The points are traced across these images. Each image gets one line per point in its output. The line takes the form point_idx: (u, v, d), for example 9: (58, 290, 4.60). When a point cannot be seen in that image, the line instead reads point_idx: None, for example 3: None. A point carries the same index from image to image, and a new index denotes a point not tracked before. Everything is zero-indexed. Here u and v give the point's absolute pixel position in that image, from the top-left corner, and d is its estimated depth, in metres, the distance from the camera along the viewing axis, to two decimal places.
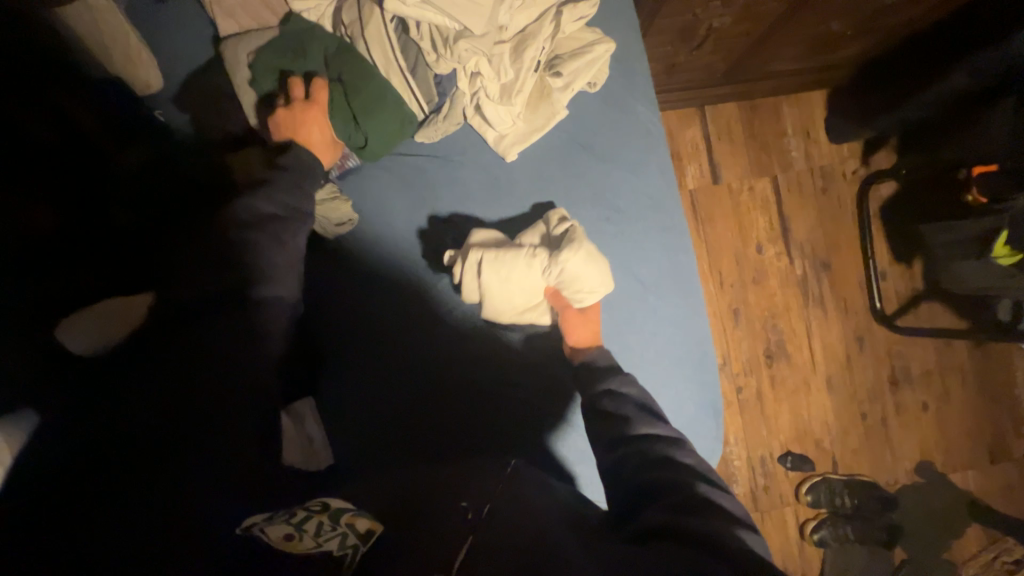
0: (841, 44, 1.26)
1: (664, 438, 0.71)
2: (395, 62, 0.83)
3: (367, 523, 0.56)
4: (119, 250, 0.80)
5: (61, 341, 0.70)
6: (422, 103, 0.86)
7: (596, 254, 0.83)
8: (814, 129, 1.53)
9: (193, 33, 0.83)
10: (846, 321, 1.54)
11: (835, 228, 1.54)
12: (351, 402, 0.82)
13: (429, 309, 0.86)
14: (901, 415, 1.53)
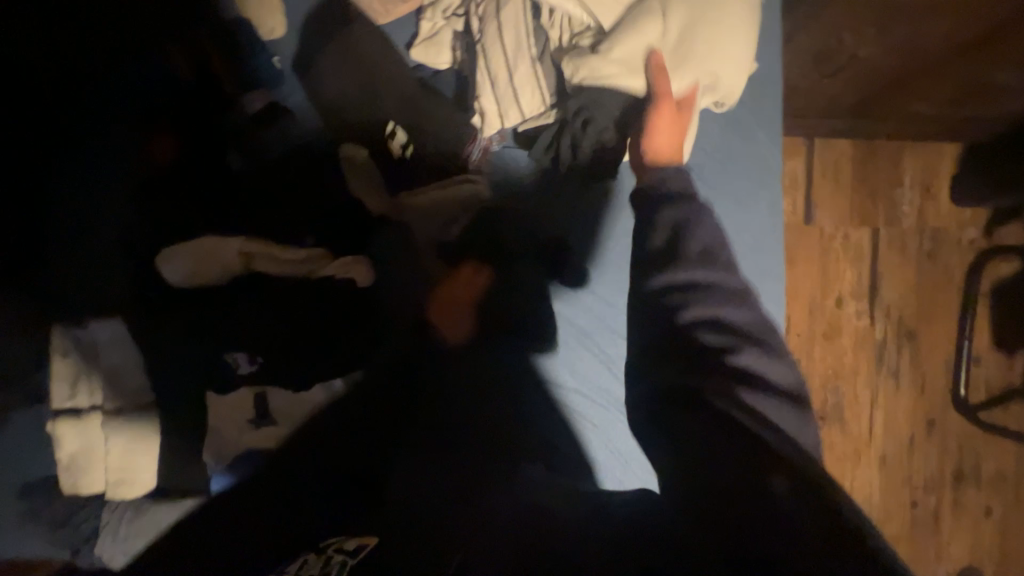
0: (999, 97, 1.09)
1: (718, 293, 0.65)
2: (526, 47, 0.79)
3: (358, 542, 0.61)
4: (217, 184, 0.81)
5: (163, 268, 0.77)
6: (546, 97, 0.80)
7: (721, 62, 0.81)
8: (937, 185, 1.37)
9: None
10: (919, 401, 1.40)
11: (933, 298, 1.39)
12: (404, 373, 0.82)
13: (498, 302, 0.83)
14: (957, 515, 1.39)
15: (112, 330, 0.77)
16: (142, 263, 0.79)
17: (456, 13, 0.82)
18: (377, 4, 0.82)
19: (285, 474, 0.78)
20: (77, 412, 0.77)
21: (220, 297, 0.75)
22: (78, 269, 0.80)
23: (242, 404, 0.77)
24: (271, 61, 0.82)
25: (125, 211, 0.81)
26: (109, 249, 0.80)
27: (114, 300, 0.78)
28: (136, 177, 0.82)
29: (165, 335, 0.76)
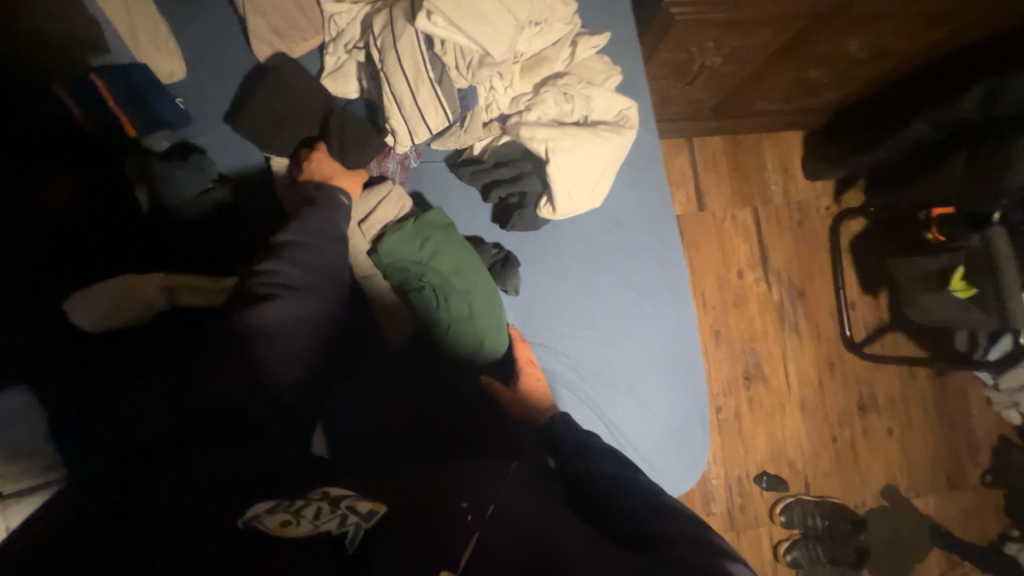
0: (818, 90, 1.37)
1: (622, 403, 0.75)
2: (424, 71, 0.69)
3: (369, 506, 0.53)
4: (123, 229, 0.76)
5: (72, 315, 0.70)
6: (449, 117, 0.71)
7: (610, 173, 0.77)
8: (792, 167, 1.65)
9: (212, 17, 0.81)
10: (819, 348, 1.62)
11: (810, 259, 1.64)
12: (366, 389, 0.75)
13: (437, 307, 0.76)
14: (868, 440, 1.60)
15: (16, 402, 0.63)
16: (39, 319, 0.72)
17: (357, 46, 0.79)
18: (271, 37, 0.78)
19: (215, 472, 0.57)
20: None
21: (155, 332, 0.70)
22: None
23: None
24: (173, 104, 0.78)
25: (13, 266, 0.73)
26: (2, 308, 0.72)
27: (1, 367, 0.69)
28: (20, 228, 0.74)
29: (71, 387, 0.66)
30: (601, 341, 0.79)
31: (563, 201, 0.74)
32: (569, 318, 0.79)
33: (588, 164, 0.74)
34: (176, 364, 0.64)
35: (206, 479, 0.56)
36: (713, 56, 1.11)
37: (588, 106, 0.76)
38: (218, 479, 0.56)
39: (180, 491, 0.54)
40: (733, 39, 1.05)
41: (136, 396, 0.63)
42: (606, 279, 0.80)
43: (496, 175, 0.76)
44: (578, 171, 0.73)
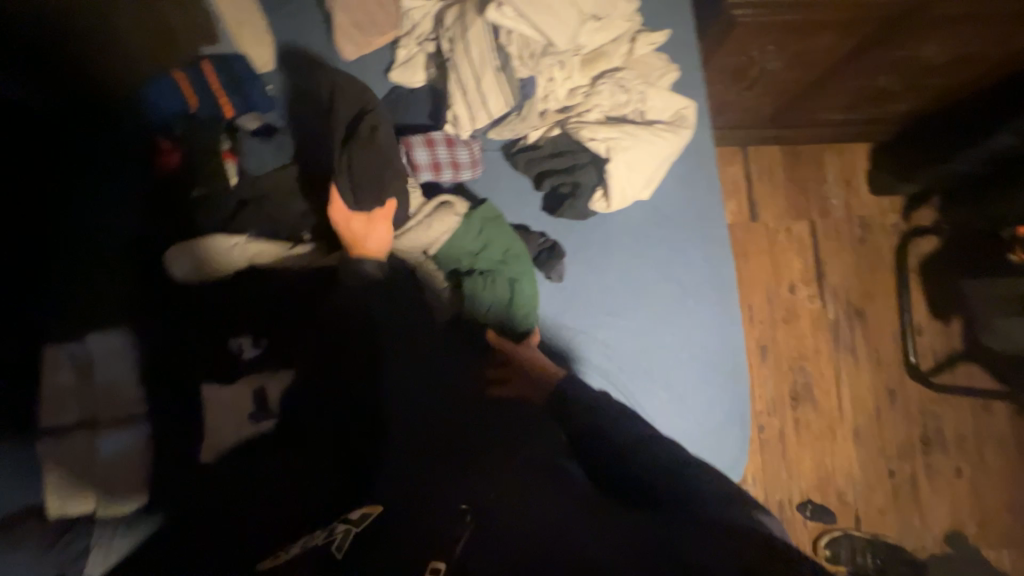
0: (889, 99, 1.30)
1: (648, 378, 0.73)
2: (490, 61, 0.71)
3: (361, 513, 0.60)
4: (189, 207, 0.77)
5: (169, 265, 0.74)
6: (510, 102, 0.73)
7: (662, 170, 0.77)
8: (856, 180, 1.56)
9: (296, 10, 0.85)
10: (877, 373, 1.51)
11: (871, 278, 1.54)
12: (407, 378, 0.75)
13: (484, 292, 0.78)
14: (931, 478, 1.47)
15: (113, 343, 0.75)
16: (120, 275, 0.77)
17: (427, 38, 0.80)
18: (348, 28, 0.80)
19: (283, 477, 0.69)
20: (68, 431, 0.73)
21: (201, 306, 0.75)
22: (58, 290, 0.77)
23: (242, 400, 0.73)
24: (263, 91, 0.80)
25: (100, 223, 0.79)
26: (89, 260, 0.78)
27: (93, 315, 0.76)
28: (110, 187, 0.80)
29: (152, 340, 0.75)
30: (640, 335, 0.79)
31: (616, 193, 0.75)
32: (609, 309, 0.80)
33: (642, 157, 0.74)
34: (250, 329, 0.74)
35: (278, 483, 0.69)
36: (773, 60, 1.09)
37: (643, 101, 0.76)
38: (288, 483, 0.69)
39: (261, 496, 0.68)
40: (796, 43, 1.03)
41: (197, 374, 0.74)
42: (647, 272, 0.80)
43: (551, 165, 0.77)
44: (631, 166, 0.74)
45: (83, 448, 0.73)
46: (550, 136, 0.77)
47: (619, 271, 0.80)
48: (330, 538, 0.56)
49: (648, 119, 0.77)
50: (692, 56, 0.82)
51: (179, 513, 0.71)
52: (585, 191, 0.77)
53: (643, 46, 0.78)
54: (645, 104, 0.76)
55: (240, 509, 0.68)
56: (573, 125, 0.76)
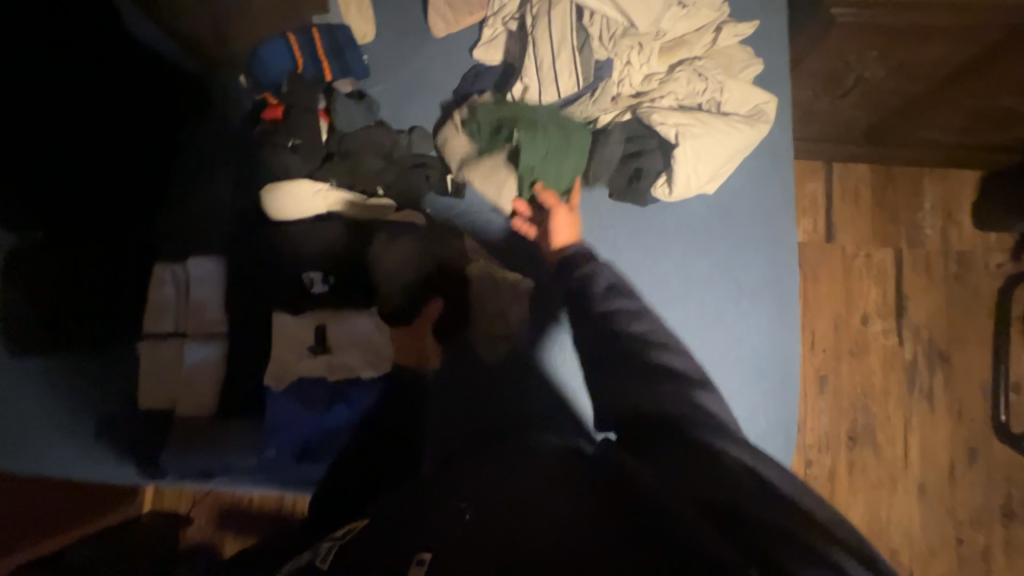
0: (1011, 123, 1.16)
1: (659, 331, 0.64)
2: (569, 39, 0.74)
3: (345, 528, 0.61)
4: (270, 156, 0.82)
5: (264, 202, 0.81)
6: (580, 82, 0.76)
7: (730, 164, 0.75)
8: (958, 211, 1.41)
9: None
10: (956, 427, 1.35)
11: (964, 321, 1.38)
12: (442, 384, 0.79)
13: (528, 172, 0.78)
14: (1009, 556, 1.30)
15: (204, 268, 0.85)
16: (219, 209, 0.88)
17: (512, 19, 0.85)
18: (442, 7, 0.86)
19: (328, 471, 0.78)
20: (163, 337, 0.85)
21: (267, 281, 0.83)
22: (172, 217, 0.90)
23: (303, 333, 0.80)
24: (361, 59, 0.87)
25: (206, 163, 0.90)
26: (195, 195, 0.90)
27: (195, 242, 0.88)
28: (218, 132, 0.91)
29: (236, 269, 0.85)
30: (689, 329, 0.77)
31: (680, 181, 0.75)
32: (658, 299, 0.78)
33: (712, 147, 0.73)
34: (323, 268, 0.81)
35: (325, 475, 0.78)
36: (874, 68, 1.02)
37: (720, 91, 0.75)
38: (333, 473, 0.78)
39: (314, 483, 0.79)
40: (903, 51, 0.96)
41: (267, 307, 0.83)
42: (702, 268, 0.79)
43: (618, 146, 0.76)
44: (699, 156, 0.73)
45: (172, 352, 0.85)
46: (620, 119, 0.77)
47: (674, 263, 0.79)
48: (313, 556, 0.56)
49: (724, 110, 0.75)
50: (781, 50, 0.79)
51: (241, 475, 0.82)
52: (647, 178, 0.76)
53: (728, 37, 0.77)
54: (722, 94, 0.75)
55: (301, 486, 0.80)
56: (645, 109, 0.76)
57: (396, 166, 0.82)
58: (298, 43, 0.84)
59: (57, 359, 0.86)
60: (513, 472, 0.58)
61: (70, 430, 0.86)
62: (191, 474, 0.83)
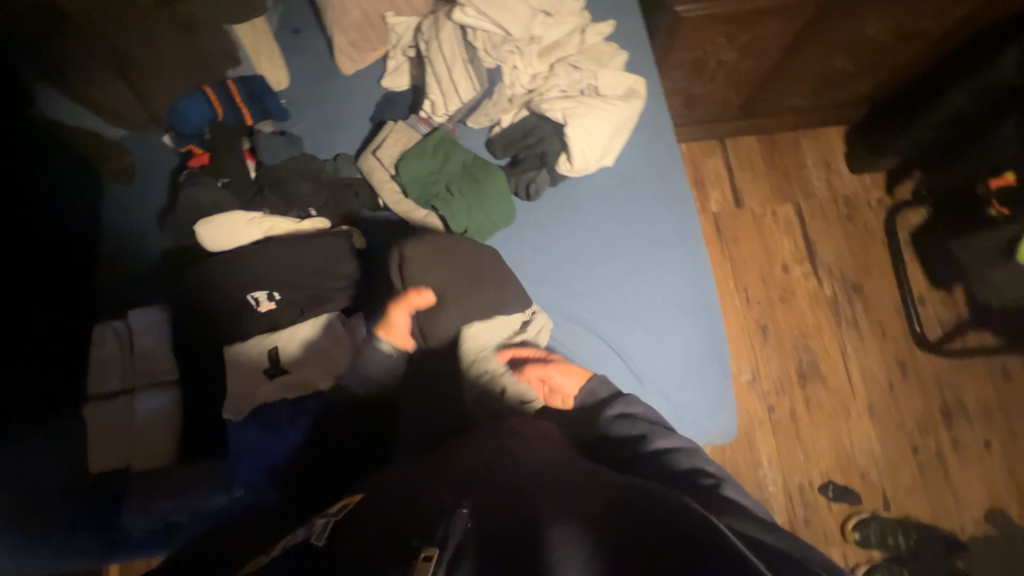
0: (848, 81, 1.41)
1: (682, 450, 0.70)
2: (460, 54, 0.87)
3: (342, 503, 0.62)
4: (193, 196, 0.84)
5: (198, 232, 0.81)
6: (478, 87, 0.88)
7: (619, 136, 0.87)
8: (836, 162, 1.63)
9: (308, 40, 1.01)
10: (885, 345, 1.50)
11: (866, 254, 1.56)
12: (407, 397, 0.83)
13: (460, 193, 0.87)
14: (959, 452, 1.42)
15: (148, 317, 0.86)
16: (160, 262, 0.91)
17: (408, 47, 0.96)
18: (347, 48, 0.96)
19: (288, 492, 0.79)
20: (108, 396, 0.84)
21: (209, 319, 0.83)
22: (113, 277, 0.91)
23: (254, 359, 0.81)
24: (279, 102, 0.95)
25: (143, 221, 0.94)
26: (134, 252, 0.92)
27: (141, 296, 0.90)
28: (154, 191, 0.95)
29: (179, 312, 0.86)
30: (616, 283, 0.86)
31: (579, 160, 0.85)
32: (582, 264, 0.87)
33: (597, 123, 0.84)
34: (271, 283, 0.82)
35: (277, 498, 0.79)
36: (727, 50, 1.23)
37: (596, 78, 0.88)
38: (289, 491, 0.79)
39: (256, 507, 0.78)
40: (743, 31, 1.17)
41: (216, 345, 0.84)
42: (614, 228, 0.88)
43: (521, 138, 0.89)
44: (590, 137, 0.84)
45: (121, 407, 0.83)
46: (519, 117, 0.90)
47: (591, 227, 0.88)
48: (309, 533, 0.57)
49: (604, 94, 0.87)
50: (640, 42, 0.95)
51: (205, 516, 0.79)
52: (550, 162, 0.87)
53: (594, 35, 0.92)
54: (601, 82, 0.87)
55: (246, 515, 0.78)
56: (535, 104, 0.88)
57: (326, 187, 0.89)
58: (217, 95, 0.91)
59: None
60: (512, 495, 0.53)
61: None
62: (153, 534, 0.80)
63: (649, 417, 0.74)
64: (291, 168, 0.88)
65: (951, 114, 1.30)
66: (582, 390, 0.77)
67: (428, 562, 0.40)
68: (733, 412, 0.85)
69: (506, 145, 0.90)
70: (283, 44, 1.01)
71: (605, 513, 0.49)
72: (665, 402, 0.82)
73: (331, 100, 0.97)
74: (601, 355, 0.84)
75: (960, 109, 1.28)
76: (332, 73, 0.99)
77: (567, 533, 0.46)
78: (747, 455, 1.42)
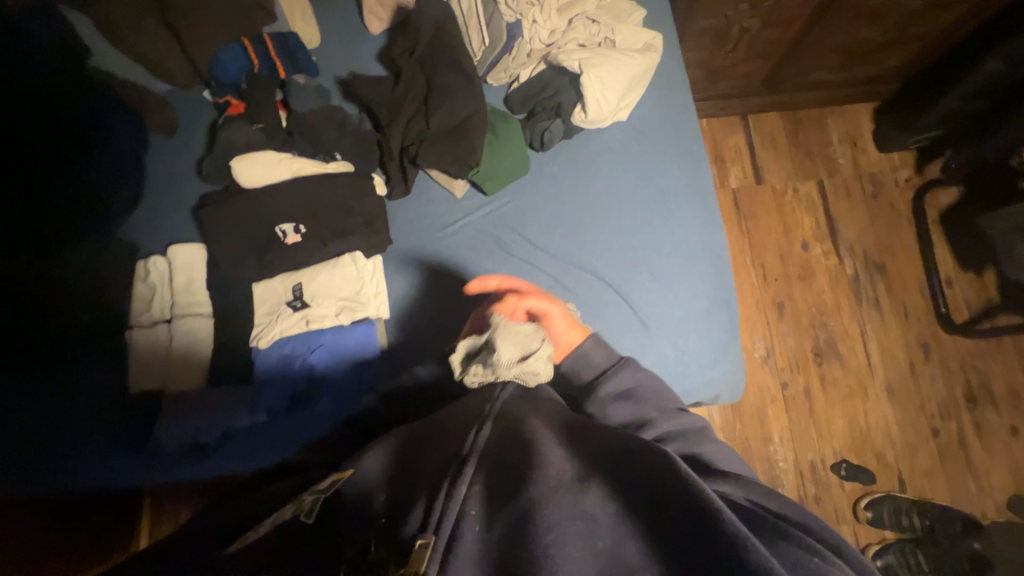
0: (877, 54, 1.39)
1: (691, 429, 0.66)
2: (478, 12, 0.94)
3: (332, 479, 0.61)
4: (236, 143, 0.92)
5: (233, 168, 0.89)
6: (497, 42, 0.94)
7: (635, 88, 0.90)
8: (863, 140, 1.59)
9: (337, 1, 1.06)
10: (907, 326, 1.46)
11: (890, 234, 1.53)
12: (424, 338, 0.88)
13: (483, 144, 0.90)
14: (983, 437, 1.37)
15: (180, 254, 0.92)
16: (195, 207, 0.97)
17: None
18: (376, 8, 1.01)
19: (303, 425, 0.85)
20: (149, 326, 0.91)
21: (239, 257, 0.89)
22: (155, 219, 0.98)
23: (281, 291, 0.89)
24: (310, 58, 1.01)
25: (181, 169, 1.00)
26: (173, 198, 0.99)
27: (178, 237, 0.97)
28: (191, 142, 1.02)
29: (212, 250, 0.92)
30: (626, 234, 0.88)
31: (596, 111, 0.87)
32: (594, 215, 0.89)
33: (613, 74, 0.87)
34: (301, 218, 0.89)
35: (296, 434, 0.85)
36: (750, 17, 1.23)
37: (613, 32, 0.91)
38: (303, 428, 0.85)
39: (278, 440, 0.85)
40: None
41: (247, 281, 0.91)
42: (628, 181, 0.90)
43: (538, 91, 0.92)
44: (607, 87, 0.86)
45: (157, 336, 0.90)
46: (536, 71, 0.93)
47: (606, 178, 0.90)
48: (298, 509, 0.57)
49: (619, 47, 0.90)
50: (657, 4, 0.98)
51: (226, 437, 0.85)
52: (566, 114, 0.90)
53: None
54: (617, 37, 0.91)
55: (267, 442, 0.85)
56: (552, 57, 0.91)
57: (351, 136, 0.93)
58: (254, 49, 0.97)
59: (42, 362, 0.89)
60: (511, 460, 0.50)
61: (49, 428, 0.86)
62: (183, 451, 0.85)
63: (653, 399, 0.68)
64: (320, 116, 0.93)
65: (983, 84, 1.28)
66: (572, 352, 0.72)
67: (424, 552, 0.43)
68: (738, 359, 0.87)
69: (524, 100, 0.94)
70: (315, 6, 1.06)
71: (605, 483, 0.46)
72: (672, 347, 0.84)
73: (359, 59, 1.02)
74: (609, 302, 0.85)
75: (992, 78, 1.27)
76: (360, 33, 1.04)
77: (564, 510, 0.44)
78: (759, 431, 1.40)
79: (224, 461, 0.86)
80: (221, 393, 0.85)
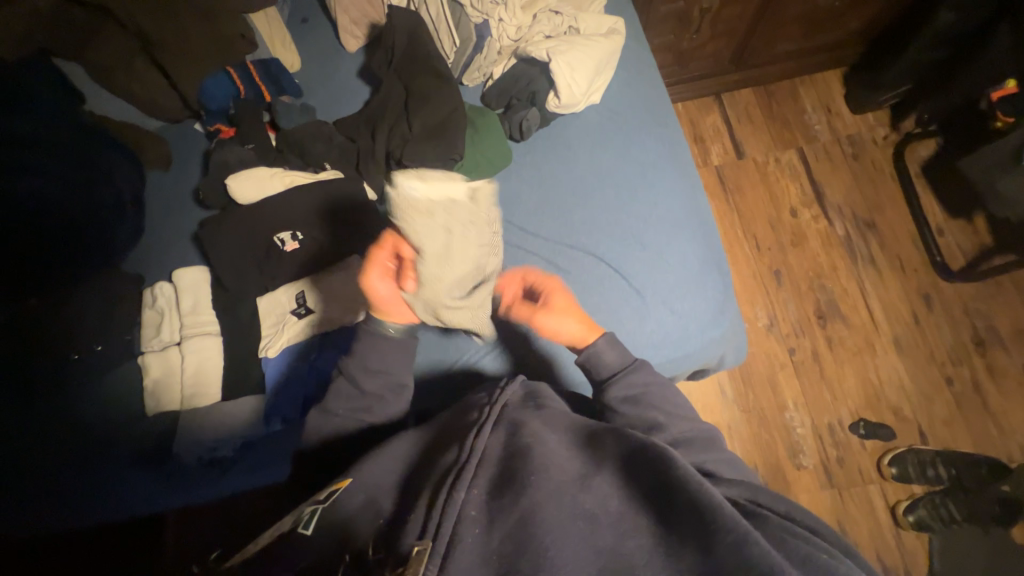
0: (836, 20, 1.45)
1: (699, 436, 0.67)
2: (446, 17, 0.99)
3: (331, 487, 0.59)
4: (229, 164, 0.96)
5: (230, 188, 0.93)
6: (467, 42, 0.98)
7: (603, 71, 0.94)
8: (836, 105, 1.63)
9: (315, 25, 1.12)
10: (905, 279, 1.47)
11: (876, 191, 1.55)
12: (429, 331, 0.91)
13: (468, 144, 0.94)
14: (996, 380, 1.37)
15: (184, 279, 0.95)
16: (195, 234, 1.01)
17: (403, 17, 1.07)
18: (351, 27, 1.06)
19: None
20: (159, 351, 0.93)
21: (242, 274, 0.93)
22: (157, 250, 1.01)
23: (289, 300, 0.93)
24: (293, 81, 1.06)
25: (180, 199, 1.04)
26: (174, 227, 1.03)
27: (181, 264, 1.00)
28: (188, 173, 1.06)
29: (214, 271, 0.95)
30: (612, 211, 0.91)
31: (569, 94, 0.91)
32: (579, 195, 0.92)
33: (580, 58, 0.91)
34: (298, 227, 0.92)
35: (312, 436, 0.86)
36: None
37: (576, 21, 0.96)
38: None
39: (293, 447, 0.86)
40: None
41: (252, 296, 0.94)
42: (608, 160, 0.93)
43: (511, 84, 0.96)
44: (576, 71, 0.90)
45: (166, 359, 0.92)
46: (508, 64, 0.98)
47: (586, 159, 0.94)
48: (297, 520, 0.56)
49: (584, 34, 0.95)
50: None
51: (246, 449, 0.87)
52: (540, 102, 0.94)
53: None
54: (581, 25, 0.96)
55: (282, 450, 0.86)
56: (521, 51, 0.95)
57: (338, 147, 0.98)
58: (239, 75, 1.02)
59: (60, 397, 0.91)
60: (513, 462, 0.50)
61: (71, 459, 0.88)
62: (202, 468, 0.86)
63: (662, 406, 0.69)
64: (308, 131, 0.97)
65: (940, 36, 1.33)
66: (585, 349, 0.73)
67: (421, 557, 0.42)
68: (736, 319, 0.89)
69: (500, 94, 0.98)
70: (294, 33, 1.12)
71: (608, 479, 0.48)
72: (671, 314, 0.85)
73: (340, 77, 1.07)
74: (604, 277, 0.88)
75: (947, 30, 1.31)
76: (339, 53, 1.09)
77: (565, 510, 0.45)
78: (772, 400, 1.40)
79: (239, 476, 0.86)
80: (236, 404, 0.88)
